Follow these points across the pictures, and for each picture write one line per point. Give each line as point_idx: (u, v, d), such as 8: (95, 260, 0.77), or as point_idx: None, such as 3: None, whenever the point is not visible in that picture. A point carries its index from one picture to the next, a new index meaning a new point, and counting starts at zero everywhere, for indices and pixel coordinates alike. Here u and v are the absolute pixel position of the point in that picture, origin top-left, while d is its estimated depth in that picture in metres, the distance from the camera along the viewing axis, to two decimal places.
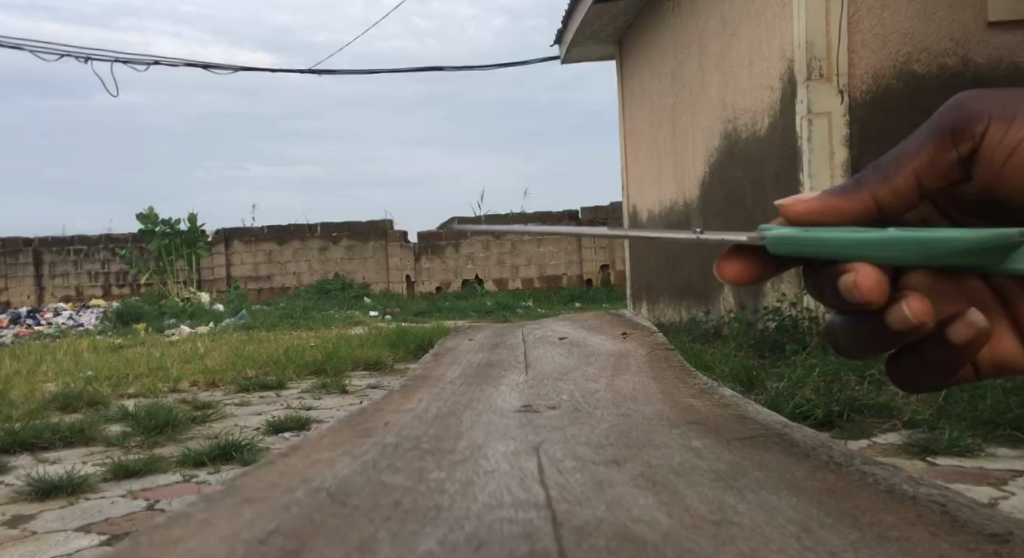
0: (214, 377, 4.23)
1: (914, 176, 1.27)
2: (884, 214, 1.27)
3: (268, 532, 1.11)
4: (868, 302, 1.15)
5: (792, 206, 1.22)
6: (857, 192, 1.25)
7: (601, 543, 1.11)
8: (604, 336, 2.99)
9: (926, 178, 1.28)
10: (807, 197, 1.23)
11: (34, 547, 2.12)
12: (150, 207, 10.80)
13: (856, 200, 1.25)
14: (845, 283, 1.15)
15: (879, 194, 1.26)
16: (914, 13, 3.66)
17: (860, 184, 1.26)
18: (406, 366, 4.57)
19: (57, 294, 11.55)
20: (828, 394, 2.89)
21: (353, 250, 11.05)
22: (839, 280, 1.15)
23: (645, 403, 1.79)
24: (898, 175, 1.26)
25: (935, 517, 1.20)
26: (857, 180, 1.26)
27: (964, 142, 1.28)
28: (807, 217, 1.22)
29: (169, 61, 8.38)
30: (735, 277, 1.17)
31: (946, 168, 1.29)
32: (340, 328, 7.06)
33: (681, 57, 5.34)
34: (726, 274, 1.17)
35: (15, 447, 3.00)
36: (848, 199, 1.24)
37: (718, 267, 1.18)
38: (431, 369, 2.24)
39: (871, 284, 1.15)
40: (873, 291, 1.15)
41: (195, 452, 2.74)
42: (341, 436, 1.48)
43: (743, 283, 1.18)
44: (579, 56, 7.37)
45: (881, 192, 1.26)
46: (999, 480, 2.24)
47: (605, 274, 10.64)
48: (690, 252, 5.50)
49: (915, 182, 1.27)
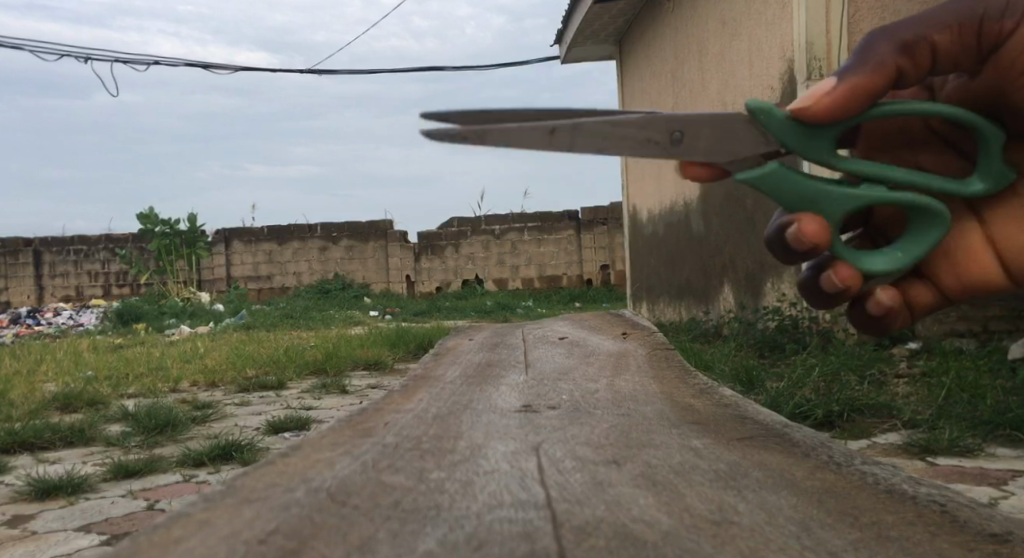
0: (214, 377, 4.23)
1: (933, 45, 1.12)
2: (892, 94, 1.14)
3: (268, 531, 1.11)
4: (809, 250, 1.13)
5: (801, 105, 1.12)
6: (871, 61, 1.11)
7: (602, 543, 1.11)
8: (604, 335, 2.99)
9: (943, 56, 1.13)
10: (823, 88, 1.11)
11: (34, 547, 2.12)
12: (150, 207, 10.84)
13: (869, 72, 1.11)
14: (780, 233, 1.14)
15: (901, 64, 1.11)
16: (915, 14, 3.56)
17: (875, 56, 1.11)
18: (406, 366, 4.58)
19: (57, 294, 11.54)
20: (828, 393, 2.88)
21: (353, 250, 11.05)
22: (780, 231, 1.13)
23: (645, 403, 1.79)
24: (917, 45, 1.11)
25: (935, 516, 1.20)
26: (876, 51, 1.12)
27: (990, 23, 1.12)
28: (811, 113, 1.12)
29: (171, 61, 8.42)
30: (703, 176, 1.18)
31: (959, 54, 1.13)
32: (340, 328, 7.05)
33: (682, 56, 5.33)
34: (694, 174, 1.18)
35: (15, 447, 3.01)
36: (861, 71, 1.11)
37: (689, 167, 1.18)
38: (430, 369, 2.25)
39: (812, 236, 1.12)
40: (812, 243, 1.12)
41: (195, 452, 2.74)
42: (340, 436, 1.48)
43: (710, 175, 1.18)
44: (578, 56, 7.37)
45: (903, 60, 1.11)
46: (999, 480, 2.25)
47: (605, 275, 10.67)
48: (689, 252, 5.49)
49: (933, 57, 1.13)
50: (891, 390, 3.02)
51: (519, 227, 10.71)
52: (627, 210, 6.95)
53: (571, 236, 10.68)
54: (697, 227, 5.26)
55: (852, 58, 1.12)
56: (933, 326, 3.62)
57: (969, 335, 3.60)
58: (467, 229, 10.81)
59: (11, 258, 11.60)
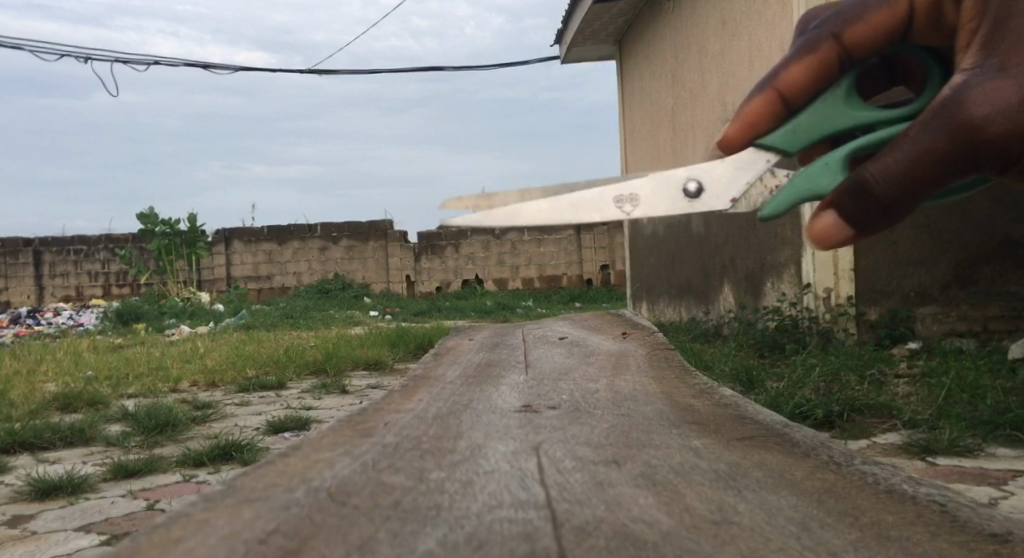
0: (214, 377, 4.24)
1: (930, 179, 1.19)
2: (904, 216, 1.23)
3: (268, 532, 1.11)
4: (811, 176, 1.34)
5: (814, 247, 1.26)
6: (876, 212, 1.22)
7: (601, 543, 1.11)
8: (604, 335, 2.98)
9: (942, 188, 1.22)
10: (833, 236, 1.25)
11: (34, 547, 2.12)
12: (150, 207, 10.85)
13: (878, 223, 1.23)
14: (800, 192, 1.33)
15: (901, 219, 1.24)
16: None
17: (879, 206, 1.21)
18: (406, 366, 4.58)
19: (57, 294, 11.53)
20: (827, 393, 2.87)
21: (354, 250, 11.04)
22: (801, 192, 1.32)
23: (645, 403, 1.79)
24: (919, 190, 1.20)
25: (935, 516, 1.20)
26: (878, 200, 1.21)
27: (982, 147, 1.17)
28: (826, 246, 1.26)
29: (170, 61, 8.32)
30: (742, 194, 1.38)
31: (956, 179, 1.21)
32: (339, 328, 7.05)
33: (682, 56, 5.32)
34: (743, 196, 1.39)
35: (15, 447, 3.01)
36: (866, 222, 1.23)
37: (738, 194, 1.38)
38: (430, 369, 2.25)
39: None
40: None
41: (195, 452, 2.74)
42: (341, 436, 1.48)
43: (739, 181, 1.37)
44: (579, 56, 7.36)
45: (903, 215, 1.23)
46: (999, 480, 2.25)
47: (605, 274, 10.68)
48: (689, 252, 5.49)
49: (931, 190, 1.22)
50: (891, 390, 3.02)
51: (519, 227, 10.70)
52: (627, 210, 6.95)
53: (571, 235, 10.69)
54: (697, 226, 5.26)
55: (857, 203, 1.22)
56: (933, 325, 3.62)
57: (969, 335, 3.59)
58: (467, 229, 10.80)
59: (11, 258, 11.57)
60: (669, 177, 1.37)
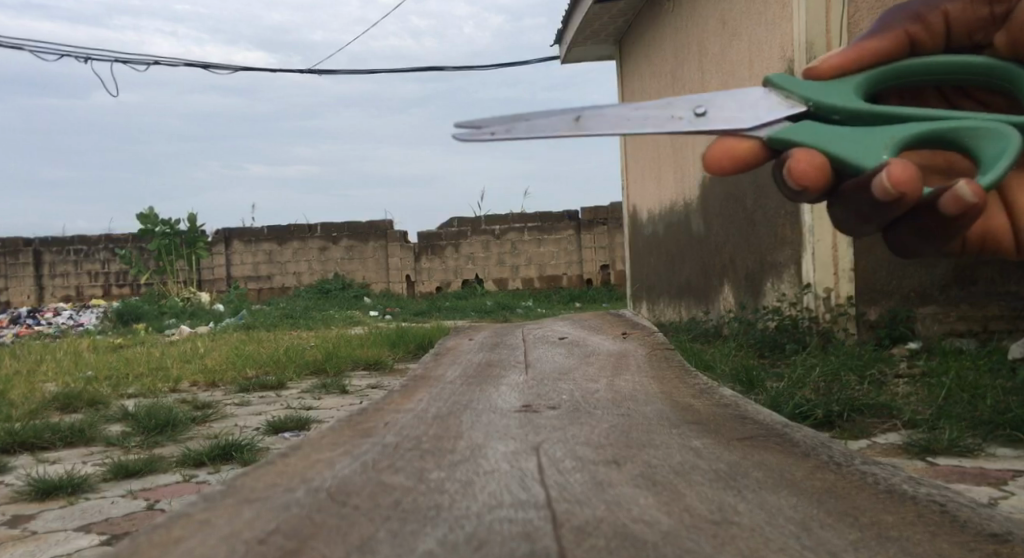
0: (214, 377, 4.24)
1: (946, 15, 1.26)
2: (916, 49, 1.27)
3: (268, 532, 1.11)
4: (812, 176, 1.14)
5: (825, 75, 1.26)
6: (888, 27, 1.27)
7: (601, 543, 1.11)
8: (604, 336, 2.98)
9: (957, 24, 1.27)
10: (837, 53, 1.27)
11: (34, 547, 2.12)
12: (149, 207, 10.87)
13: (893, 43, 1.26)
14: (796, 169, 1.14)
15: (913, 30, 1.26)
16: None
17: (885, 24, 1.27)
18: (406, 365, 4.57)
19: (57, 294, 11.54)
20: (828, 394, 2.87)
21: (354, 250, 11.04)
22: (793, 166, 1.14)
23: (645, 403, 1.79)
24: (935, 18, 1.27)
25: (935, 517, 1.20)
26: (889, 21, 1.27)
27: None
28: (845, 66, 1.26)
29: (169, 61, 8.32)
30: (731, 150, 1.18)
31: (977, 22, 1.27)
32: (339, 328, 7.06)
33: (682, 56, 5.32)
34: (729, 145, 1.19)
35: (15, 447, 3.01)
36: (878, 38, 1.26)
37: (727, 146, 1.19)
38: (430, 369, 2.25)
39: (806, 167, 1.14)
40: (808, 171, 1.14)
41: (195, 452, 2.74)
42: (341, 436, 1.48)
43: (729, 153, 1.18)
44: (578, 56, 7.35)
45: (916, 26, 1.26)
46: (999, 480, 2.24)
47: (604, 275, 10.69)
48: (690, 252, 5.49)
49: (947, 24, 1.27)
50: (890, 390, 3.02)
51: (519, 227, 10.72)
52: (627, 211, 6.96)
53: (571, 235, 10.70)
54: (697, 225, 5.26)
55: (871, 26, 1.28)
56: (933, 325, 3.63)
57: (968, 335, 3.61)
58: (467, 229, 10.80)
59: (11, 258, 11.56)
60: (671, 128, 1.17)
